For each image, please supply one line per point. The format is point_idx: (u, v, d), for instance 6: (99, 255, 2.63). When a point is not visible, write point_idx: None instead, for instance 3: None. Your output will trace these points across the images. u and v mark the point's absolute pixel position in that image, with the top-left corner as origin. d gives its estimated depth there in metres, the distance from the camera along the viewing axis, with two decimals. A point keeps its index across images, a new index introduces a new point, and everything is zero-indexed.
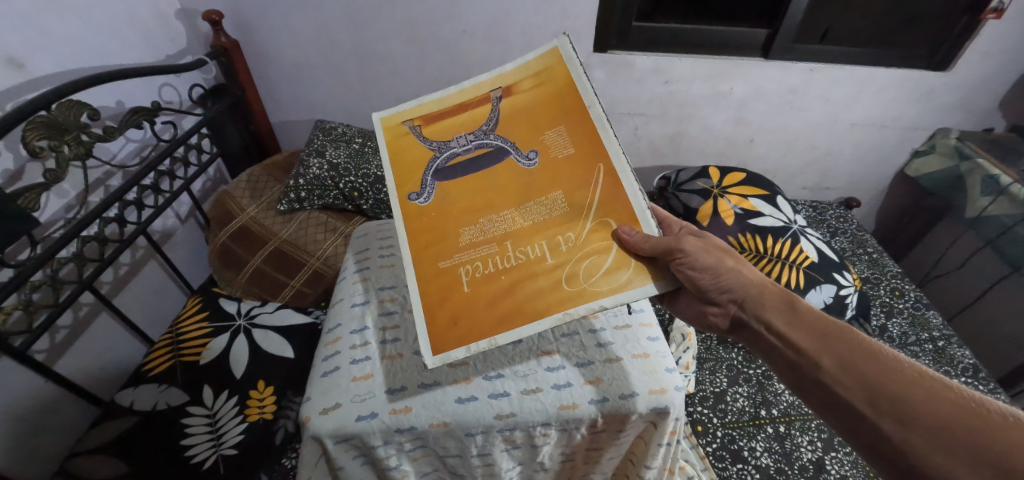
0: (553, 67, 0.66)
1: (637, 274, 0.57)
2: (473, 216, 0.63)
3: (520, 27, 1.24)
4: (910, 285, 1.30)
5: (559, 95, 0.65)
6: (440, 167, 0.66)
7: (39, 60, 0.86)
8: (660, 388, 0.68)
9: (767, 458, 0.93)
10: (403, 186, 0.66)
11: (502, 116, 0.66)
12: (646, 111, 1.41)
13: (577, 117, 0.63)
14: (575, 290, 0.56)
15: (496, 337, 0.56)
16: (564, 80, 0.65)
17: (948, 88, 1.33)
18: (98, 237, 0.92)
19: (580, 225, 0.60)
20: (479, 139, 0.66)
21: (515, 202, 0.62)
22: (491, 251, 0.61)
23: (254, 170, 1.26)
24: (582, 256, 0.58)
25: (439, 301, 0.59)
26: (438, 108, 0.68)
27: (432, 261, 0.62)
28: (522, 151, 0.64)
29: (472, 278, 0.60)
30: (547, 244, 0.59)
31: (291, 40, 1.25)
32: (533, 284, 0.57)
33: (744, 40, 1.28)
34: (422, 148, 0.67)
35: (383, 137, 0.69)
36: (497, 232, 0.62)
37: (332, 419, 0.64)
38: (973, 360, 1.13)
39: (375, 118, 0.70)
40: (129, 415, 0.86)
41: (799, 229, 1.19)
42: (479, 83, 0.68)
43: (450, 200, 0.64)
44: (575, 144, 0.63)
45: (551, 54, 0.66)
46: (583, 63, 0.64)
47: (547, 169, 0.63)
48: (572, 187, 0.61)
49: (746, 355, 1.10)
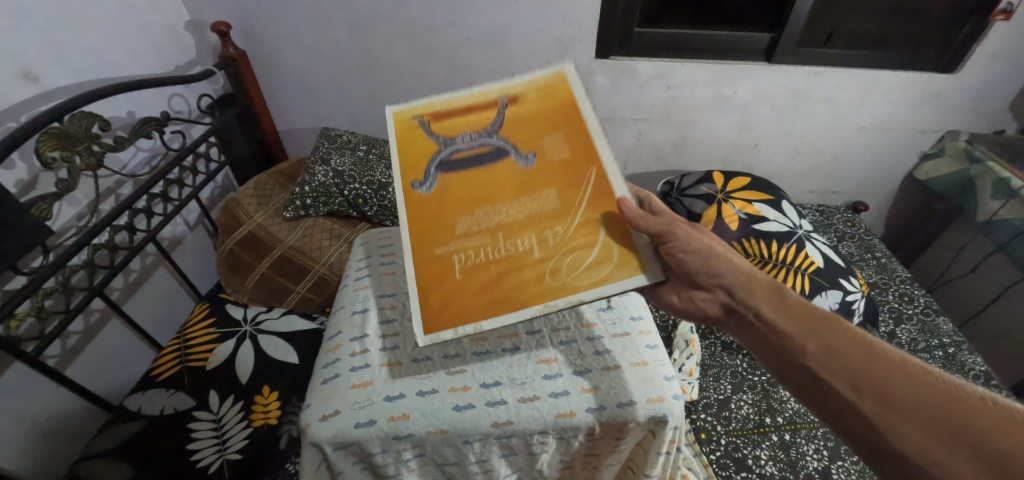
0: (557, 83, 0.68)
1: (620, 269, 0.58)
2: (469, 207, 0.63)
3: (522, 35, 1.24)
4: (920, 291, 1.27)
5: (559, 107, 0.66)
6: (444, 159, 0.65)
7: (53, 73, 0.88)
8: (659, 397, 0.68)
9: (771, 466, 0.92)
10: (405, 176, 0.65)
11: (506, 120, 0.66)
12: (649, 117, 1.41)
13: (578, 128, 0.64)
14: (558, 284, 0.57)
15: (482, 324, 0.56)
16: (567, 95, 0.67)
17: (956, 90, 1.32)
18: (109, 244, 0.94)
19: (569, 221, 0.61)
20: (482, 138, 0.65)
21: (511, 195, 0.63)
22: (483, 241, 0.61)
23: (261, 177, 1.28)
24: (567, 253, 0.59)
25: (432, 286, 0.59)
26: (447, 107, 0.68)
27: (427, 247, 0.62)
28: (521, 152, 0.64)
29: (465, 265, 0.60)
30: (536, 238, 0.60)
31: (297, 50, 1.27)
32: (519, 277, 0.58)
33: (747, 44, 1.28)
34: (427, 142, 0.67)
35: (391, 128, 0.68)
36: (490, 225, 0.62)
37: (331, 425, 0.65)
38: (985, 367, 1.10)
39: (387, 110, 0.70)
40: (138, 419, 0.88)
41: (804, 234, 1.18)
42: (489, 89, 0.68)
43: (451, 192, 0.64)
44: (573, 152, 0.64)
45: (557, 75, 0.68)
46: (585, 84, 0.66)
47: (543, 169, 0.63)
48: (565, 186, 0.62)
49: (751, 361, 1.09)
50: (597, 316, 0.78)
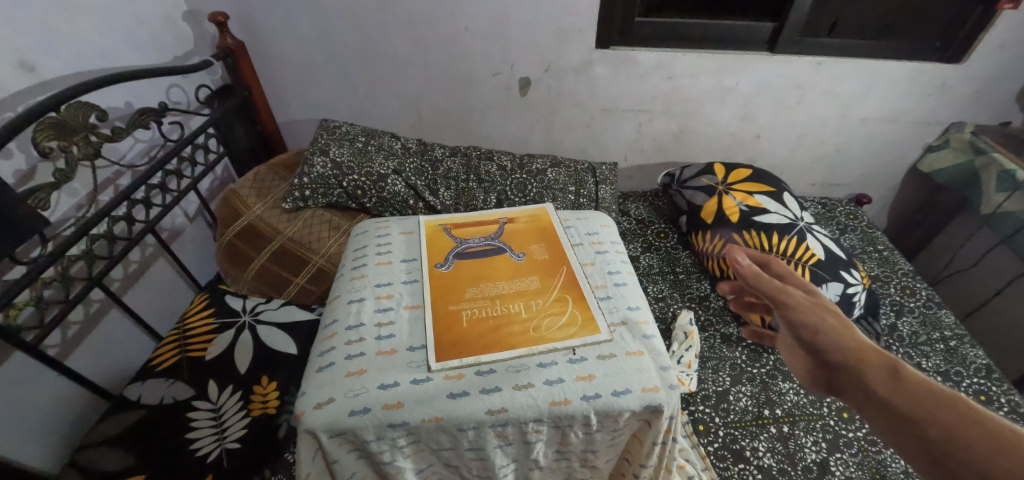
0: (540, 216, 0.96)
1: (587, 328, 0.73)
2: (476, 282, 0.80)
3: (521, 24, 1.23)
4: (922, 284, 1.26)
5: (543, 227, 0.92)
6: (460, 253, 0.86)
7: (50, 62, 0.88)
8: (654, 386, 0.68)
9: (769, 458, 0.91)
10: (432, 258, 0.85)
11: (506, 229, 0.92)
12: (650, 108, 1.39)
13: (553, 241, 0.89)
14: (539, 335, 0.72)
15: (483, 357, 0.69)
16: (548, 221, 0.94)
17: (962, 81, 1.30)
18: (107, 234, 0.94)
19: (548, 295, 0.78)
20: (489, 241, 0.88)
21: (506, 276, 0.81)
22: (484, 304, 0.77)
23: (260, 168, 1.27)
24: (547, 315, 0.75)
25: (443, 331, 0.73)
26: (465, 219, 0.95)
27: (442, 304, 0.77)
28: (515, 251, 0.86)
29: (471, 318, 0.74)
30: (524, 305, 0.76)
31: (295, 40, 1.26)
32: (511, 329, 0.73)
33: (748, 34, 1.27)
34: (449, 241, 0.89)
35: (423, 232, 0.91)
36: (490, 293, 0.78)
37: (325, 413, 0.64)
38: (986, 361, 1.09)
39: (420, 221, 0.95)
40: (137, 408, 0.88)
41: (805, 226, 1.17)
42: (493, 212, 0.97)
43: (463, 272, 0.82)
44: (550, 253, 0.86)
45: (539, 210, 0.98)
46: (559, 218, 0.95)
47: (530, 264, 0.84)
48: (546, 281, 0.80)
49: (750, 353, 1.08)
50: (594, 304, 0.77)
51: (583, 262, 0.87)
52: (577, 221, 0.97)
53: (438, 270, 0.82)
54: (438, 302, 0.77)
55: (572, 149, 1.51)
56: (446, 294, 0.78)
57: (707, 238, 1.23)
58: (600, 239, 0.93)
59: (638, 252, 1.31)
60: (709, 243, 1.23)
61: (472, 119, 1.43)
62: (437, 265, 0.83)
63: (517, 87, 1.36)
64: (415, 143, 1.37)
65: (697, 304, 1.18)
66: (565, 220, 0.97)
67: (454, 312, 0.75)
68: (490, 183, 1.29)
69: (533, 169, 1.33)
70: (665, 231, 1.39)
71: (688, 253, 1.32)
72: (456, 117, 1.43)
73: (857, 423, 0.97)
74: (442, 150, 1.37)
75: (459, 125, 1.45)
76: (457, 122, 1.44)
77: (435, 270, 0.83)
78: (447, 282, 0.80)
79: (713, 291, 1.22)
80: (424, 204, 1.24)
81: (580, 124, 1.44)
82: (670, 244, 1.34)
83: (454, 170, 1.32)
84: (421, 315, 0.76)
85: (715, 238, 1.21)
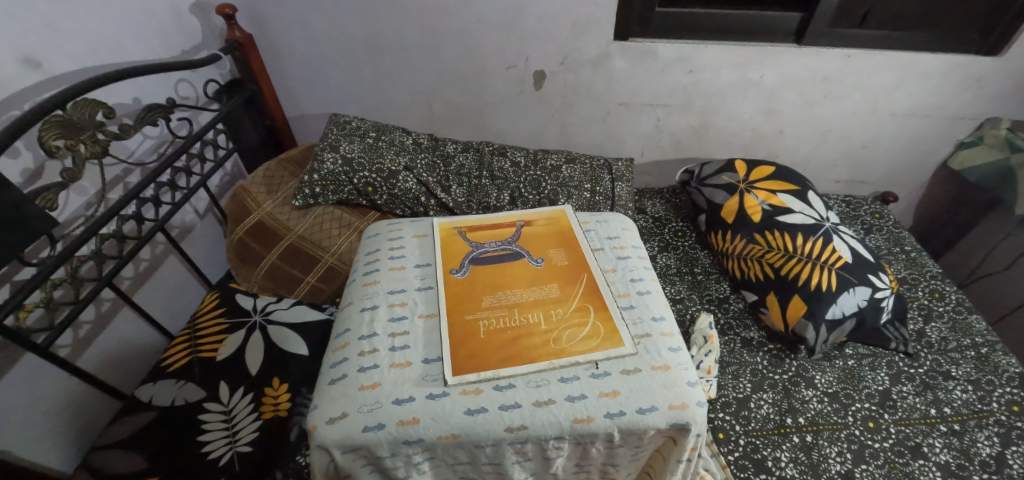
0: (559, 218, 0.93)
1: (608, 341, 0.70)
2: (493, 290, 0.78)
3: (537, 15, 1.19)
4: (951, 287, 1.21)
5: (561, 232, 0.89)
6: (476, 258, 0.84)
7: (56, 58, 0.86)
8: (681, 403, 0.65)
9: (792, 468, 0.88)
10: (446, 264, 0.82)
11: (523, 234, 0.88)
12: (669, 102, 1.34)
13: (572, 245, 0.86)
14: (559, 348, 0.69)
15: (500, 371, 0.67)
16: (566, 224, 0.91)
17: (999, 74, 1.24)
18: (116, 234, 0.92)
19: (568, 305, 0.75)
20: (505, 246, 0.86)
21: (524, 283, 0.79)
22: (501, 314, 0.74)
23: (270, 164, 1.25)
24: (567, 327, 0.72)
25: (460, 342, 0.70)
26: (480, 222, 0.92)
27: (459, 314, 0.74)
28: (533, 256, 0.83)
29: (489, 328, 0.72)
30: (543, 315, 0.74)
31: (305, 33, 1.23)
32: (530, 341, 0.70)
33: (774, 24, 1.21)
34: (464, 245, 0.86)
35: (437, 236, 0.89)
36: (508, 302, 0.76)
37: (339, 428, 0.63)
38: (1020, 369, 1.04)
39: (434, 223, 0.92)
40: (148, 410, 0.87)
41: (832, 226, 1.13)
42: (509, 214, 0.94)
43: (479, 279, 0.79)
44: (570, 258, 0.83)
45: (556, 213, 0.95)
46: (578, 221, 0.92)
47: (548, 271, 0.81)
48: (566, 288, 0.78)
49: (772, 359, 1.05)
50: (617, 314, 0.74)
51: (604, 268, 0.84)
52: (596, 225, 0.94)
53: (453, 277, 0.80)
54: (454, 311, 0.75)
55: (587, 144, 1.47)
56: (462, 302, 0.76)
57: (727, 238, 1.20)
58: (622, 243, 0.90)
59: (655, 251, 1.28)
60: (729, 244, 1.19)
61: (486, 114, 1.40)
62: (451, 270, 0.81)
63: (531, 81, 1.32)
64: (427, 139, 1.33)
65: (716, 306, 1.15)
66: (584, 223, 0.94)
67: (471, 322, 0.73)
68: (504, 180, 1.25)
69: (547, 166, 1.29)
70: (682, 230, 1.35)
71: (707, 253, 1.28)
72: (468, 111, 1.39)
73: (884, 433, 0.93)
74: (454, 145, 1.34)
75: (472, 120, 1.42)
76: (469, 116, 1.41)
77: (450, 276, 0.80)
78: (463, 290, 0.78)
79: (732, 293, 1.18)
80: (436, 201, 1.21)
81: (596, 119, 1.40)
82: (688, 244, 1.31)
83: (466, 167, 1.28)
84: (436, 326, 0.73)
85: (734, 238, 1.18)
